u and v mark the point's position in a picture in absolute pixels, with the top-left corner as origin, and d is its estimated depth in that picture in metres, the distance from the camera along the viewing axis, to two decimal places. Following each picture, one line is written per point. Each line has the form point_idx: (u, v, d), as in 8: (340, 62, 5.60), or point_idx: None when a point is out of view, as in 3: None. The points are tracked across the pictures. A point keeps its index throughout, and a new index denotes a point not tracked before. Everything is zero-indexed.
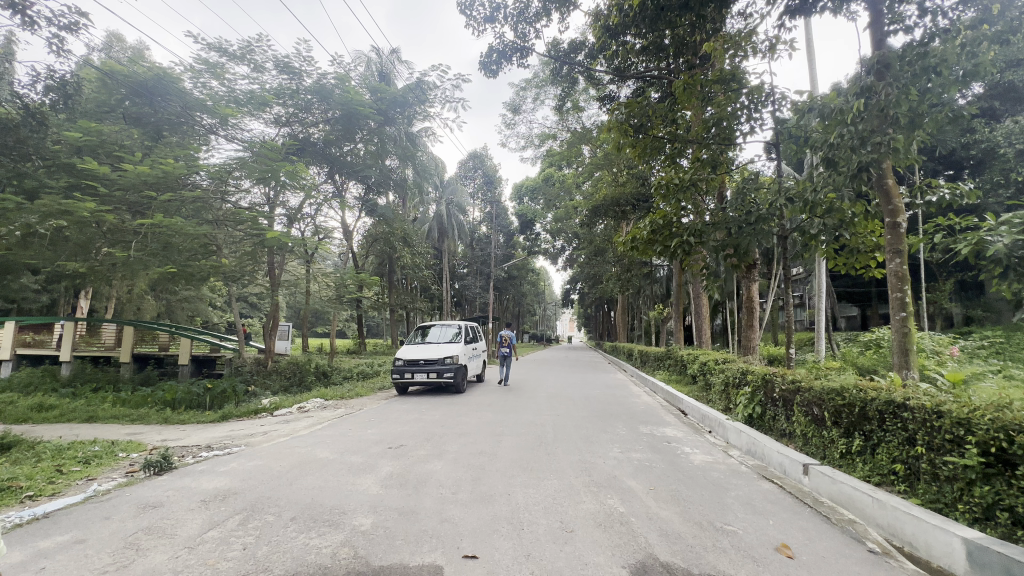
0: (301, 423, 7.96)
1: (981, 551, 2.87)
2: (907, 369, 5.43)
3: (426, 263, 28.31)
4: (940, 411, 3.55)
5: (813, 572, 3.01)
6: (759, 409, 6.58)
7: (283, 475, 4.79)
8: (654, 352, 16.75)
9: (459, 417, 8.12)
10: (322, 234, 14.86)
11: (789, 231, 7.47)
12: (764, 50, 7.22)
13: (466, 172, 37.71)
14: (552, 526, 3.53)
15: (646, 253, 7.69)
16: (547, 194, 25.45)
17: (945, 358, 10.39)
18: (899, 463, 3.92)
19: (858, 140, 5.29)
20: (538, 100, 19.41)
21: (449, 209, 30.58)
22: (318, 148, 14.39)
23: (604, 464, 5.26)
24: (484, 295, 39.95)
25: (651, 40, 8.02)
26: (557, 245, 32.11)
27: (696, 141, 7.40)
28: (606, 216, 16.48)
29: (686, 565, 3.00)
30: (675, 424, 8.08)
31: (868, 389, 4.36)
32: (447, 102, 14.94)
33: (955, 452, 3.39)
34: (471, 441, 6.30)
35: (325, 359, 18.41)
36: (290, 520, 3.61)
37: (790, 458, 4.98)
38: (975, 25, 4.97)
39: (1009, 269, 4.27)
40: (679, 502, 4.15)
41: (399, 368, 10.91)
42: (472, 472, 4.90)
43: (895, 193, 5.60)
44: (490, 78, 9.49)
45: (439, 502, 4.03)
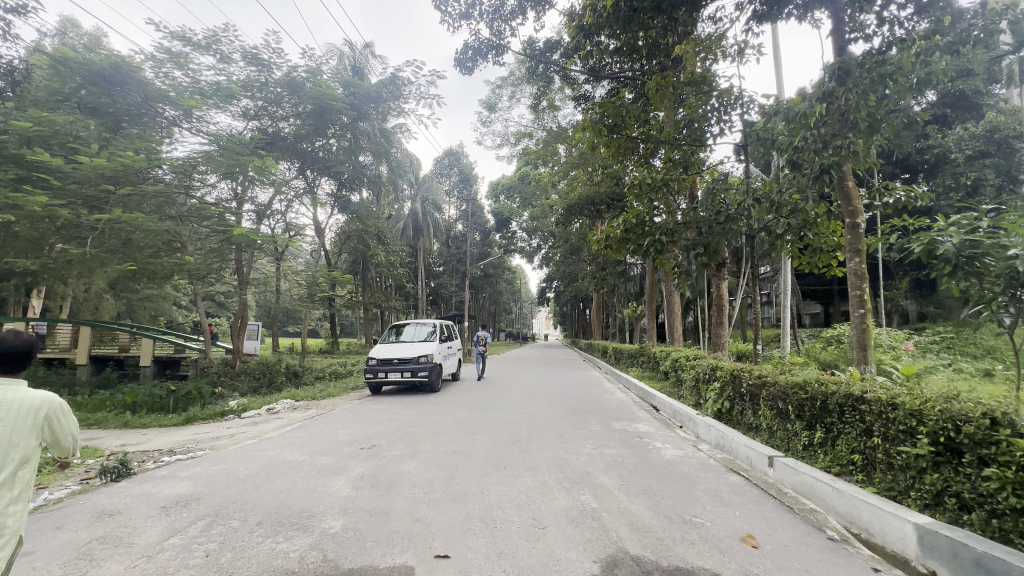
0: (270, 424, 7.77)
1: (931, 536, 3.02)
2: (865, 363, 5.67)
3: (400, 261, 28.00)
4: (894, 403, 3.72)
5: (776, 561, 3.10)
6: (727, 404, 6.76)
7: (249, 479, 4.65)
8: (628, 348, 17.03)
9: (433, 416, 8.07)
10: (293, 231, 14.50)
11: (756, 231, 7.70)
12: (733, 55, 7.42)
13: (441, 169, 37.43)
14: (524, 523, 3.54)
15: (620, 252, 7.79)
16: (523, 192, 25.55)
17: (900, 352, 10.92)
18: (858, 454, 4.09)
19: (821, 143, 5.46)
20: (514, 99, 19.44)
21: (424, 207, 30.30)
22: (289, 143, 13.99)
23: (577, 460, 5.32)
24: (459, 293, 39.76)
25: (625, 41, 8.10)
26: (533, 243, 32.26)
27: (667, 141, 7.55)
28: (581, 215, 16.61)
29: (655, 558, 3.05)
30: (647, 419, 8.23)
31: (829, 383, 4.53)
32: (422, 99, 14.81)
33: (908, 442, 3.55)
34: (445, 440, 6.26)
35: (296, 359, 18.04)
36: (255, 524, 3.51)
37: (756, 451, 5.14)
38: (929, 36, 5.23)
39: (958, 268, 4.51)
40: (650, 496, 4.23)
41: (372, 368, 10.74)
42: (446, 472, 4.85)
43: (855, 194, 5.83)
44: (466, 75, 9.45)
45: (411, 502, 3.98)
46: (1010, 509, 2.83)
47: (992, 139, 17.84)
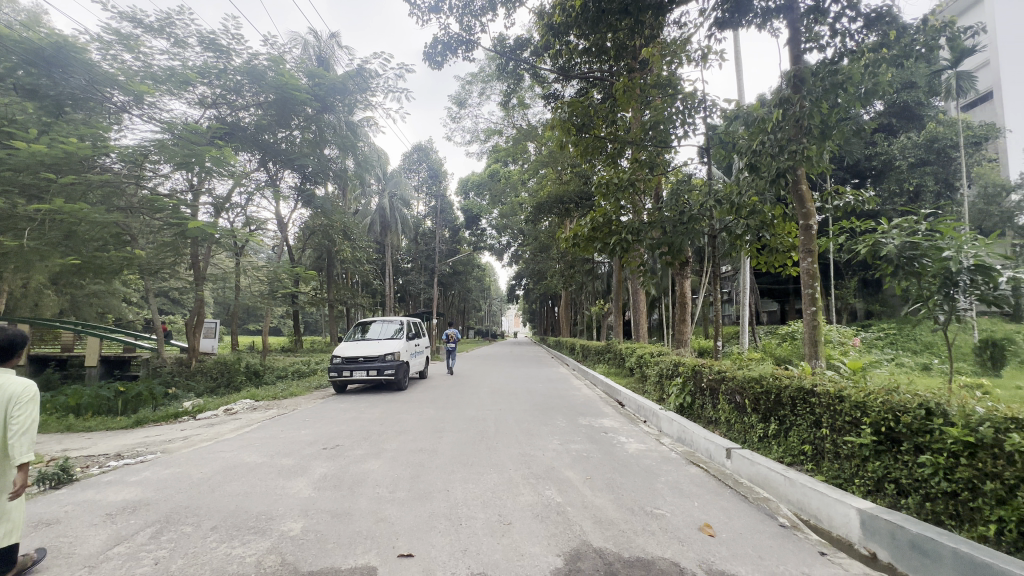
0: (227, 425, 7.49)
1: (872, 520, 3.21)
2: (815, 358, 5.95)
3: (367, 257, 27.47)
4: (841, 395, 3.92)
5: (731, 548, 3.23)
6: (689, 398, 6.97)
7: (203, 483, 4.46)
8: (595, 345, 17.30)
9: (399, 415, 7.96)
10: (254, 225, 14.00)
11: (718, 231, 7.96)
12: (697, 60, 7.65)
13: (409, 164, 36.87)
14: (490, 519, 3.55)
15: (587, 250, 7.90)
16: (493, 189, 25.54)
17: (847, 347, 11.56)
18: (808, 444, 4.30)
19: (777, 148, 5.67)
20: (483, 95, 19.36)
21: (392, 202, 29.79)
22: (248, 135, 13.44)
23: (543, 456, 5.36)
24: (428, 291, 39.32)
25: (594, 42, 8.22)
26: (502, 241, 32.29)
27: (634, 142, 7.70)
28: (550, 213, 16.75)
29: (617, 550, 3.12)
30: (612, 415, 8.38)
31: (782, 377, 4.75)
32: (390, 92, 14.49)
33: (853, 432, 3.76)
34: (411, 439, 6.19)
35: (257, 357, 17.40)
36: (209, 530, 3.37)
37: (715, 443, 5.32)
38: (876, 49, 5.55)
39: (899, 269, 4.80)
40: (614, 489, 4.31)
41: (337, 366, 10.49)
42: (412, 470, 4.81)
43: (808, 197, 6.09)
44: (434, 70, 9.34)
45: (375, 502, 3.92)
46: (941, 492, 3.04)
47: (932, 148, 19.37)
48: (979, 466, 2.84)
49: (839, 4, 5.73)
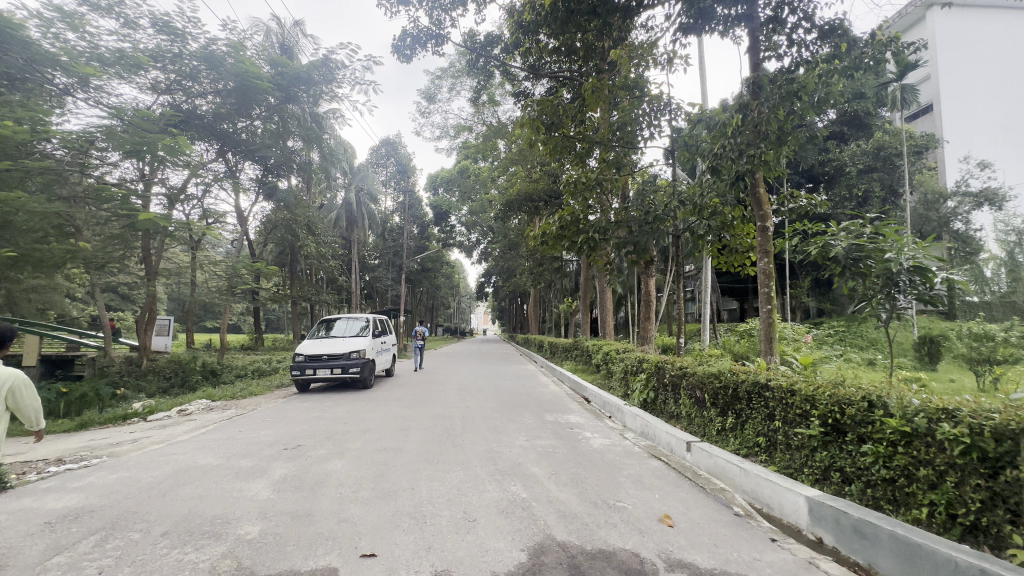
0: (182, 427, 7.18)
1: (818, 506, 3.40)
2: (771, 354, 6.22)
3: (332, 253, 26.77)
4: (793, 389, 4.12)
5: (689, 537, 3.34)
6: (652, 394, 7.15)
7: (154, 487, 4.25)
8: (562, 342, 17.50)
9: (364, 413, 7.85)
10: (211, 218, 13.48)
11: (681, 231, 8.19)
12: (663, 63, 7.84)
13: (377, 159, 36.20)
14: (455, 517, 3.55)
15: (555, 248, 7.98)
16: (463, 186, 25.43)
17: (800, 344, 12.12)
18: (762, 436, 4.50)
19: (736, 152, 5.84)
20: (453, 90, 19.21)
21: (359, 197, 29.18)
22: (206, 123, 12.90)
23: (510, 453, 5.39)
24: (396, 287, 38.72)
25: (563, 42, 8.29)
26: (471, 238, 32.14)
27: (601, 142, 7.81)
28: (520, 211, 16.82)
29: (580, 543, 3.17)
30: (578, 410, 8.51)
31: (739, 372, 4.94)
32: (357, 84, 14.13)
33: (804, 424, 3.96)
34: (376, 438, 6.11)
35: (215, 356, 16.67)
36: (160, 535, 3.23)
37: (676, 437, 5.49)
38: (829, 60, 5.85)
39: (847, 269, 5.07)
40: (578, 484, 4.38)
41: (299, 364, 10.20)
42: (376, 469, 4.74)
43: (765, 200, 6.31)
44: (403, 63, 9.20)
45: (337, 502, 3.84)
46: (880, 479, 3.25)
47: (878, 155, 20.57)
48: (913, 453, 3.04)
49: (796, 16, 5.99)
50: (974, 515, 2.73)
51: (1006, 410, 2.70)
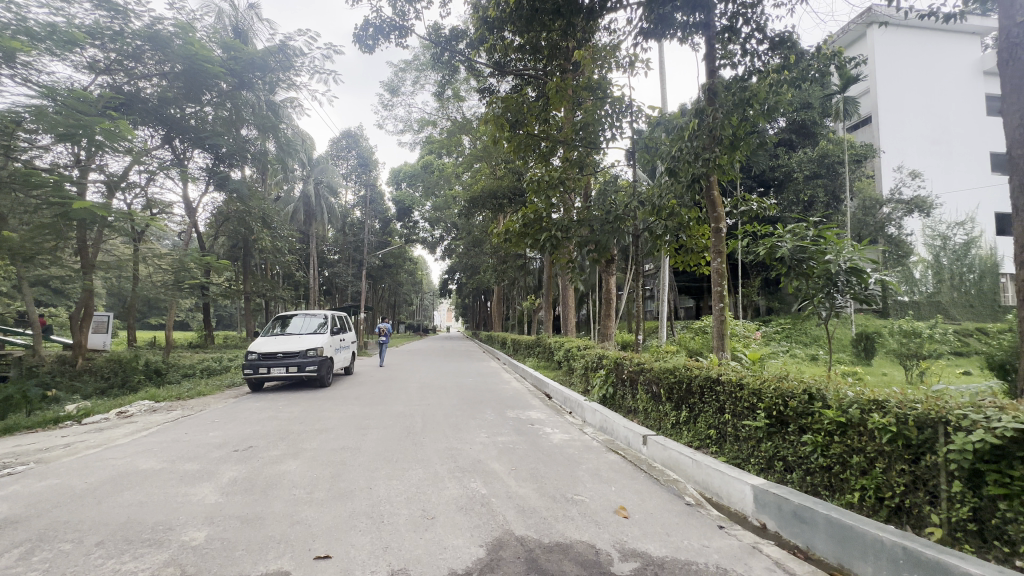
0: (120, 430, 6.74)
1: (762, 494, 3.59)
2: (722, 350, 6.50)
3: (289, 247, 25.83)
4: (741, 383, 4.32)
5: (643, 528, 3.45)
6: (611, 389, 7.31)
7: (89, 494, 3.99)
8: (525, 339, 17.62)
9: (321, 412, 7.63)
10: (156, 208, 12.74)
11: (641, 231, 8.42)
12: (625, 66, 8.02)
13: (338, 151, 35.20)
14: (413, 515, 3.51)
15: (518, 246, 8.04)
16: (426, 181, 25.12)
17: (750, 340, 12.72)
18: (713, 428, 4.70)
19: (693, 155, 6.02)
20: (417, 84, 18.90)
21: (317, 189, 28.25)
22: (150, 108, 11.93)
23: (470, 449, 5.40)
24: (356, 283, 37.81)
25: (528, 41, 8.33)
26: (434, 234, 31.75)
27: (565, 142, 7.88)
28: (484, 208, 16.79)
29: (537, 536, 3.22)
30: (539, 406, 8.60)
31: (692, 367, 5.14)
32: (316, 73, 13.68)
33: (750, 417, 4.17)
34: (333, 437, 5.95)
35: (159, 355, 15.77)
36: (94, 545, 3.04)
37: (633, 431, 5.64)
38: (778, 71, 6.17)
39: (791, 269, 5.36)
40: (537, 479, 4.43)
41: (253, 363, 9.78)
42: (332, 469, 4.62)
43: (719, 202, 6.56)
44: (365, 53, 8.97)
45: (291, 504, 3.73)
46: (818, 466, 3.47)
47: (823, 163, 21.80)
48: (848, 442, 3.25)
49: (749, 27, 6.26)
50: (898, 497, 2.96)
51: (927, 400, 2.93)
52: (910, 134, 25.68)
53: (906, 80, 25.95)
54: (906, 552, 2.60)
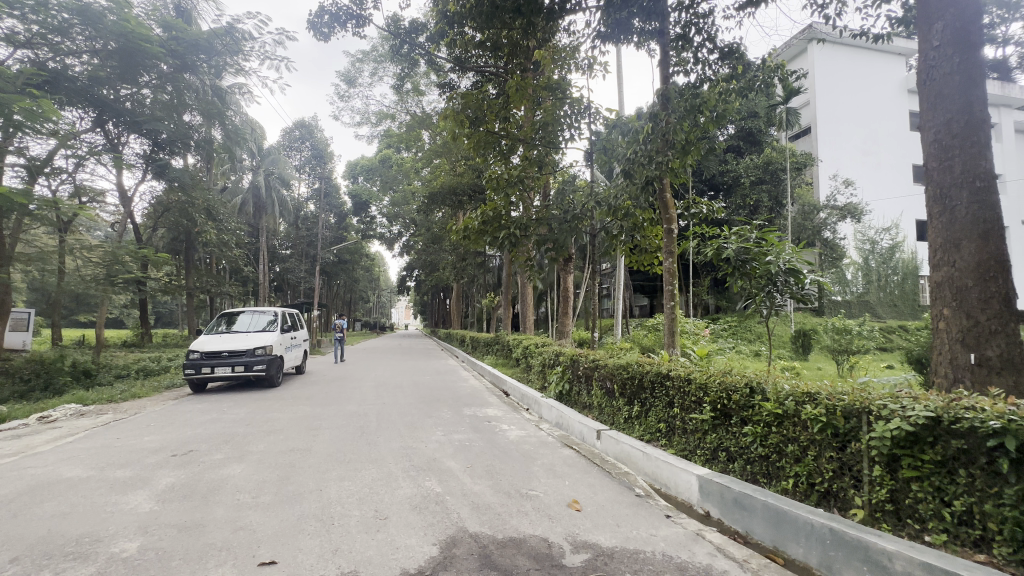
0: (41, 436, 6.20)
1: (707, 483, 3.76)
2: (673, 347, 6.76)
3: (236, 241, 24.54)
4: (690, 378, 4.52)
5: (594, 520, 3.54)
6: (567, 386, 7.44)
7: (2, 507, 3.65)
8: (484, 337, 17.64)
9: (270, 413, 7.32)
10: (85, 196, 11.79)
11: (597, 231, 8.61)
12: (584, 69, 8.16)
13: (291, 141, 33.83)
14: (365, 516, 3.44)
15: (477, 243, 8.03)
16: (384, 175, 24.59)
17: (699, 337, 13.32)
18: (663, 422, 4.89)
19: (647, 158, 6.22)
20: (375, 75, 18.43)
21: (268, 180, 26.98)
22: (79, 88, 10.97)
23: (426, 448, 5.34)
24: (309, 280, 36.48)
25: (488, 39, 8.33)
26: (392, 231, 31.12)
27: (524, 140, 7.91)
28: (443, 204, 16.64)
29: (492, 533, 3.23)
30: (496, 404, 8.63)
31: (644, 363, 5.32)
32: (267, 59, 13.03)
33: (697, 410, 4.36)
34: (282, 439, 5.73)
35: (88, 355, 14.59)
36: (7, 563, 2.78)
37: (588, 426, 5.77)
38: (727, 81, 6.49)
39: (736, 270, 5.63)
40: (493, 475, 4.45)
41: (194, 362, 9.22)
42: (280, 472, 4.45)
43: (671, 204, 6.79)
44: (320, 41, 8.66)
45: (233, 510, 3.56)
46: (758, 456, 3.68)
47: (767, 170, 23.06)
48: (784, 432, 3.46)
49: (700, 36, 6.52)
50: (827, 482, 3.18)
51: (853, 392, 3.17)
52: (845, 145, 27.54)
53: (841, 94, 27.83)
54: (832, 533, 2.81)
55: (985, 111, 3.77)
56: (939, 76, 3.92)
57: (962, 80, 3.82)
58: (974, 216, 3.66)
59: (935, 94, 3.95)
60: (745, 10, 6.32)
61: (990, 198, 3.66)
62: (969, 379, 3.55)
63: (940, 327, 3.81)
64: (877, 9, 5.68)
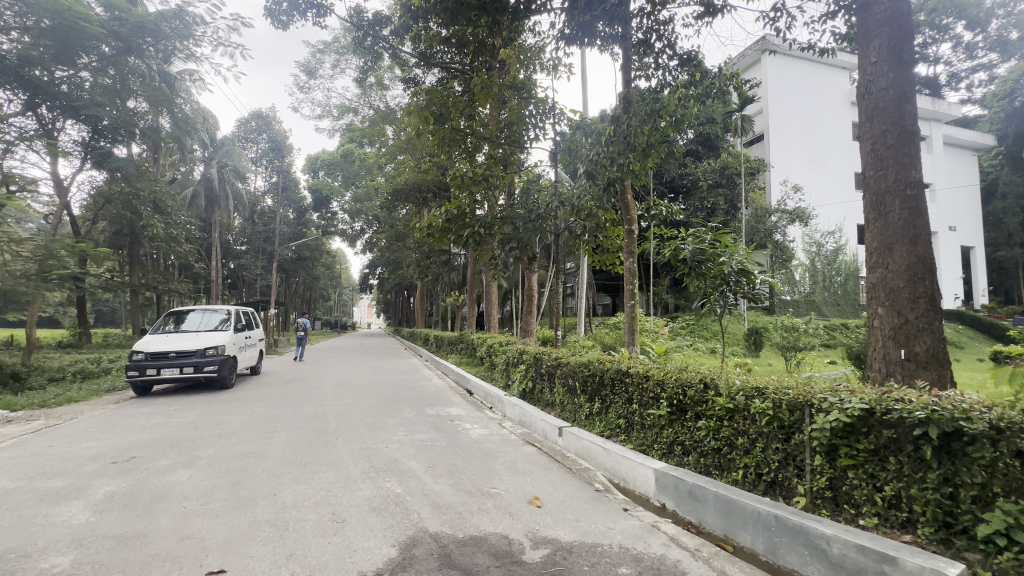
0: None
1: (663, 476, 3.88)
2: (633, 345, 6.93)
3: (186, 236, 23.31)
4: (647, 375, 4.65)
5: (554, 515, 3.59)
6: (530, 384, 7.50)
7: None
8: (448, 336, 17.52)
9: (221, 416, 7.01)
10: (14, 185, 10.87)
11: (561, 230, 8.73)
12: (549, 69, 8.25)
13: (246, 132, 32.45)
14: (321, 519, 3.36)
15: (441, 241, 7.98)
16: (346, 170, 24.02)
17: (658, 334, 13.75)
18: (622, 418, 5.02)
19: (608, 160, 6.36)
20: (337, 67, 17.93)
21: (220, 173, 25.72)
22: (8, 68, 10.10)
23: (386, 448, 5.26)
24: (266, 277, 35.14)
25: (453, 35, 8.28)
26: (354, 227, 30.39)
27: (490, 138, 7.89)
28: (408, 201, 16.39)
29: (452, 532, 3.22)
30: (460, 403, 8.60)
31: (605, 361, 5.44)
32: (220, 45, 12.41)
33: (654, 406, 4.51)
34: (235, 442, 5.51)
35: (17, 356, 13.51)
36: None
37: (550, 423, 5.83)
38: (686, 87, 6.72)
39: (692, 270, 5.83)
40: (454, 474, 4.44)
41: (138, 364, 8.69)
42: (231, 477, 4.28)
43: (632, 206, 6.94)
44: (278, 29, 8.36)
45: (180, 517, 3.40)
46: (710, 449, 3.84)
47: (723, 174, 24.02)
48: (734, 425, 3.62)
49: (661, 42, 6.71)
50: (773, 472, 3.35)
51: (797, 387, 3.35)
52: (795, 152, 28.99)
53: (792, 104, 29.27)
54: (777, 520, 2.96)
55: (915, 125, 4.06)
56: (876, 91, 4.19)
57: (896, 94, 4.09)
58: (906, 222, 3.94)
59: (872, 108, 4.23)
60: (703, 18, 6.54)
61: (918, 206, 3.95)
62: (899, 373, 3.83)
63: (875, 324, 4.08)
64: (823, 24, 6.03)
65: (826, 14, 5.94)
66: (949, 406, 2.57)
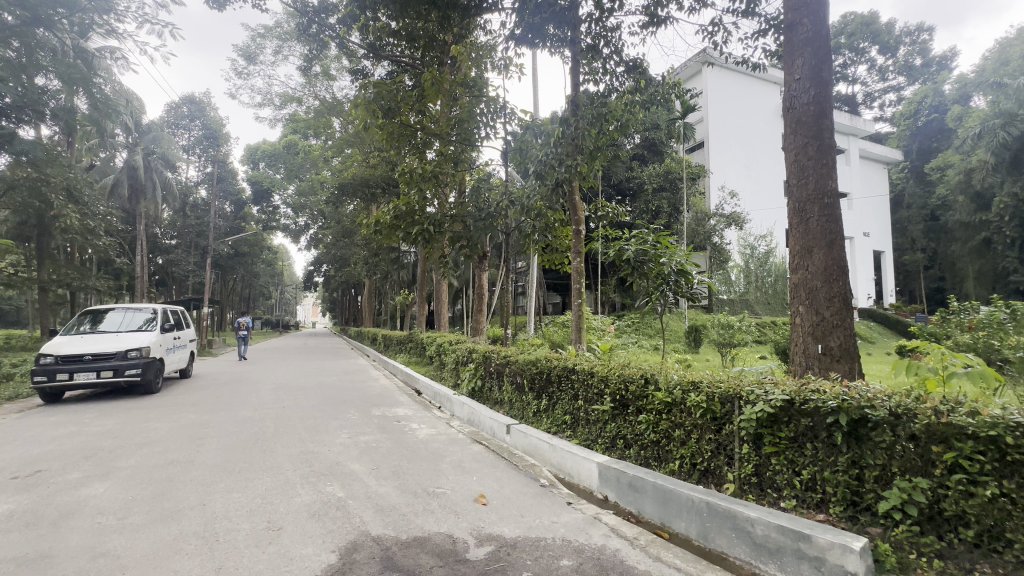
0: None
1: (605, 469, 4.00)
2: (580, 342, 7.09)
3: (105, 228, 21.36)
4: (593, 372, 4.77)
5: (499, 512, 3.61)
6: (479, 382, 7.49)
7: None
8: (396, 335, 17.16)
9: (145, 424, 6.51)
10: None
11: (511, 229, 8.78)
12: (500, 69, 8.27)
13: (176, 118, 30.23)
14: (255, 528, 3.20)
15: (389, 238, 7.81)
16: (289, 163, 22.99)
17: (604, 332, 14.13)
18: (568, 414, 5.13)
19: (556, 161, 6.47)
20: (279, 54, 17.09)
21: (147, 161, 23.78)
22: None
23: (328, 451, 5.08)
24: (199, 274, 32.86)
25: (403, 28, 8.14)
26: (298, 222, 29.05)
27: (440, 135, 7.81)
28: (354, 196, 15.88)
29: (395, 534, 3.17)
30: (408, 403, 8.46)
31: (552, 359, 5.53)
32: (146, 22, 11.47)
33: (598, 402, 4.64)
34: (160, 450, 5.12)
35: None
36: None
37: (497, 421, 5.85)
38: (631, 93, 6.96)
39: (634, 270, 6.03)
40: (399, 476, 4.36)
41: (47, 368, 7.90)
42: (155, 487, 3.99)
43: (580, 207, 7.08)
44: (214, 10, 7.86)
45: (93, 534, 3.12)
46: (650, 441, 4.01)
47: (666, 178, 25.10)
48: (672, 418, 3.80)
49: (608, 48, 6.91)
50: (706, 461, 3.56)
51: (727, 380, 3.56)
52: (732, 160, 30.70)
53: (729, 114, 31.01)
54: (708, 505, 3.14)
55: (832, 139, 4.42)
56: (800, 105, 4.52)
57: (816, 110, 4.45)
58: (824, 227, 4.28)
59: (796, 121, 4.56)
60: (647, 27, 6.78)
61: (835, 213, 4.31)
62: (817, 366, 4.16)
63: (796, 321, 4.41)
64: (755, 41, 6.41)
65: (758, 32, 6.32)
66: (857, 395, 2.83)
